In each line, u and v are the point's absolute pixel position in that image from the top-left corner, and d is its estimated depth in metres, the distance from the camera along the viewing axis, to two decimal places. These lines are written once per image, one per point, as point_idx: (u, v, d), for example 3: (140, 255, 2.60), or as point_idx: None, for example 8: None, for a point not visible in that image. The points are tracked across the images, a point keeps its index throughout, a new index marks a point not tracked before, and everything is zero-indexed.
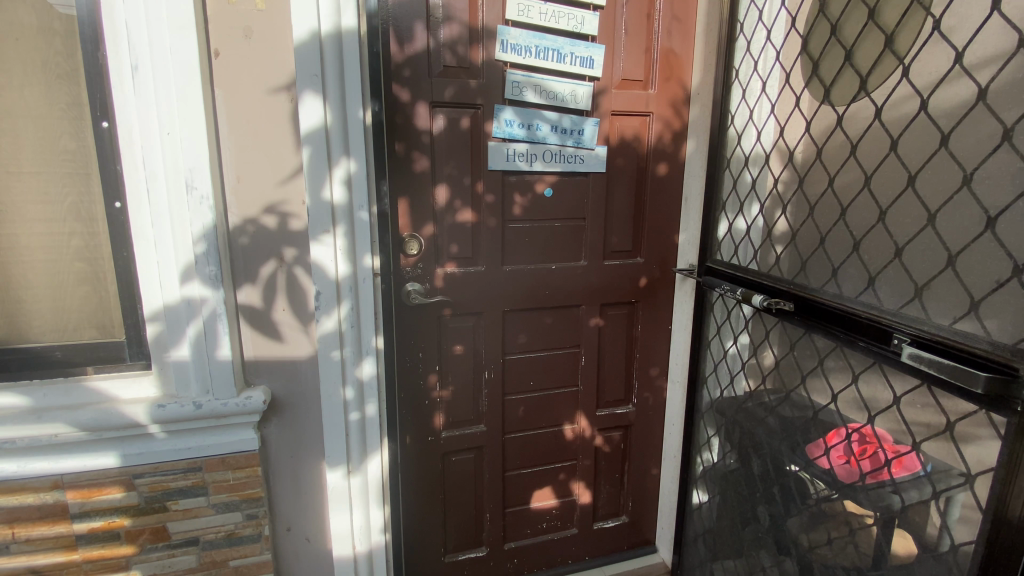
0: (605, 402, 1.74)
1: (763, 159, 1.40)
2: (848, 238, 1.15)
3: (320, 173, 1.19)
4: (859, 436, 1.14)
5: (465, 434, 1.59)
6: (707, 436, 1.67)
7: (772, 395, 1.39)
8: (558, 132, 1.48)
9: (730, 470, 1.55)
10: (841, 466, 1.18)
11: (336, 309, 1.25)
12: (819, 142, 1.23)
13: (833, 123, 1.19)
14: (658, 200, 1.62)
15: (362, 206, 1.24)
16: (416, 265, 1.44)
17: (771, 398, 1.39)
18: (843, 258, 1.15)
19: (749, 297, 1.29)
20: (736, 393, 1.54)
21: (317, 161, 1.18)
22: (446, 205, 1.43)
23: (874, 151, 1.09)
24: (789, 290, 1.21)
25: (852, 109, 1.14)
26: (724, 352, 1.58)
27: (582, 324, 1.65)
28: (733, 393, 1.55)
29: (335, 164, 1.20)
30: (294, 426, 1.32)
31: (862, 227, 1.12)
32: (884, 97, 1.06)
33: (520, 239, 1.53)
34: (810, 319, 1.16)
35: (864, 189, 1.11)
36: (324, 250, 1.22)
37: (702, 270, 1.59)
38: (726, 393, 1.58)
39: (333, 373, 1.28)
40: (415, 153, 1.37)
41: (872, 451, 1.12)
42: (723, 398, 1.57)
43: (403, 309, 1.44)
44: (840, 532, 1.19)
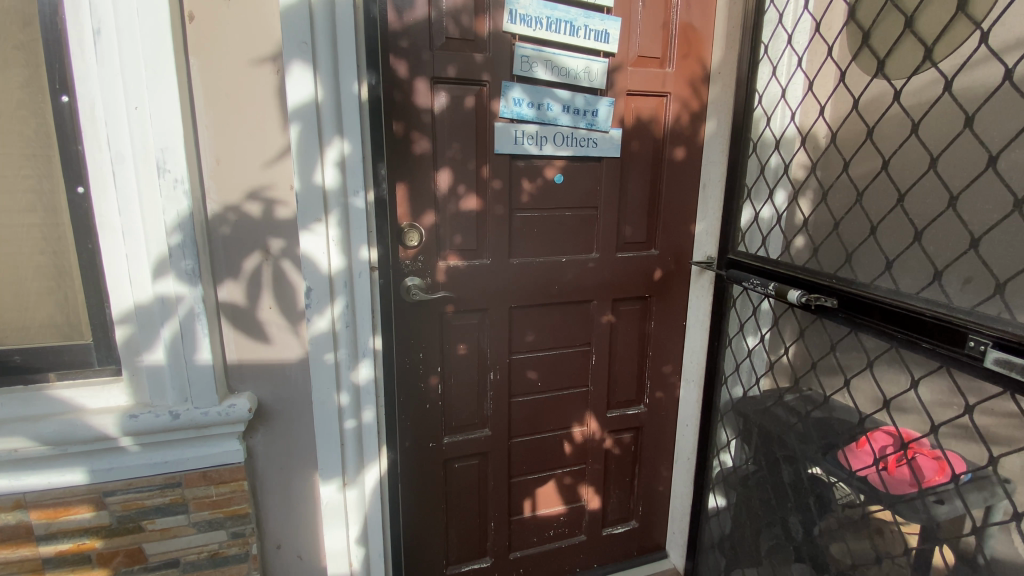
0: (616, 403, 1.64)
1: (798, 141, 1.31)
2: (908, 227, 1.07)
3: (307, 156, 1.05)
4: (896, 439, 1.12)
5: (469, 439, 1.48)
6: (725, 438, 1.58)
7: (808, 401, 1.33)
8: (571, 113, 1.36)
9: (753, 477, 1.46)
10: (879, 474, 1.14)
11: (328, 307, 1.12)
12: (870, 121, 1.14)
13: (887, 96, 1.10)
14: (675, 187, 1.51)
15: (356, 191, 1.10)
16: (416, 258, 1.31)
17: (806, 405, 1.32)
18: (901, 250, 1.07)
19: (783, 296, 1.18)
20: (760, 393, 1.46)
21: (304, 142, 1.05)
22: (449, 191, 1.31)
23: (943, 129, 1.02)
24: (832, 285, 1.11)
25: (917, 82, 1.05)
26: (748, 350, 1.50)
27: (593, 320, 1.54)
28: (757, 393, 1.48)
29: (327, 144, 1.06)
30: (282, 435, 1.19)
31: (926, 215, 1.04)
32: (957, 66, 0.98)
33: (528, 229, 1.41)
34: (859, 316, 1.06)
35: (929, 171, 1.03)
36: (314, 239, 1.08)
37: (723, 264, 1.48)
38: (750, 393, 1.50)
39: (326, 378, 1.15)
40: (415, 134, 1.24)
41: (912, 456, 1.09)
42: (745, 401, 1.47)
43: (400, 306, 1.32)
44: (896, 551, 1.11)
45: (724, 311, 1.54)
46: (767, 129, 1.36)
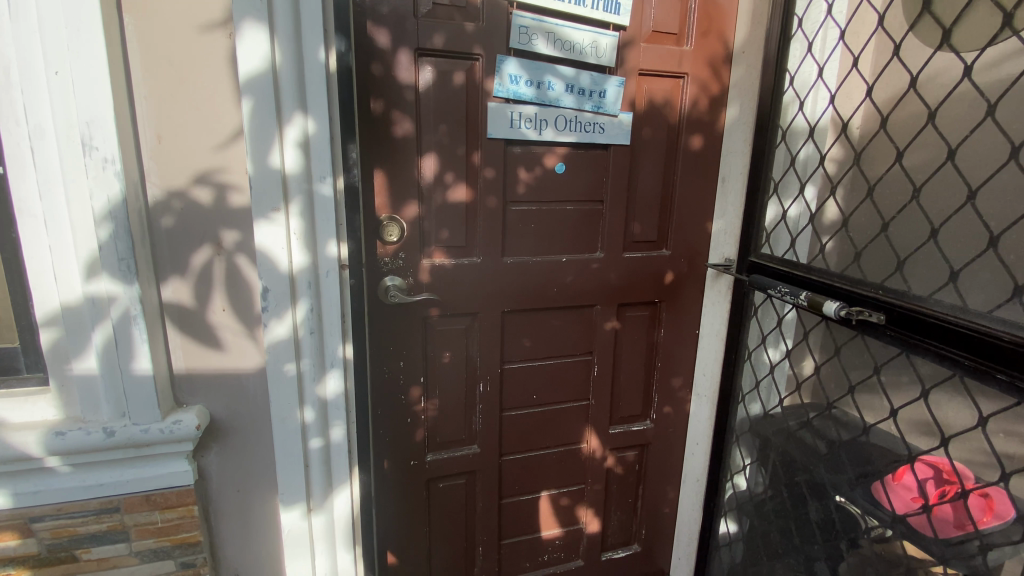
0: (620, 418, 1.49)
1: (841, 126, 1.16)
2: (982, 231, 0.91)
3: (260, 133, 0.90)
4: (935, 472, 0.98)
5: (455, 457, 1.33)
6: (741, 462, 1.43)
7: (838, 428, 1.17)
8: (575, 93, 1.20)
9: (775, 509, 1.33)
10: (916, 511, 1.00)
11: (290, 310, 0.97)
12: (932, 104, 0.98)
13: (955, 73, 0.94)
14: (689, 180, 1.36)
15: (323, 176, 0.95)
16: (396, 255, 1.16)
17: (835, 433, 1.17)
18: (973, 257, 0.92)
19: (820, 307, 1.04)
20: (780, 411, 1.31)
21: (256, 116, 0.89)
22: (434, 179, 1.16)
23: None
24: (881, 299, 0.97)
25: (994, 54, 0.89)
26: (770, 365, 1.35)
27: (596, 327, 1.38)
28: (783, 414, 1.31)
29: (286, 122, 0.91)
30: (239, 454, 1.05)
31: (1006, 215, 0.88)
32: None
33: (524, 224, 1.26)
34: (915, 336, 0.92)
35: (1010, 162, 0.87)
36: (270, 231, 0.93)
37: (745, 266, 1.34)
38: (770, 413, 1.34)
39: (286, 392, 1.00)
40: (396, 113, 1.09)
41: (954, 493, 0.94)
42: (766, 424, 1.34)
43: (377, 308, 1.17)
44: None
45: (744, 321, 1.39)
46: (797, 117, 1.24)
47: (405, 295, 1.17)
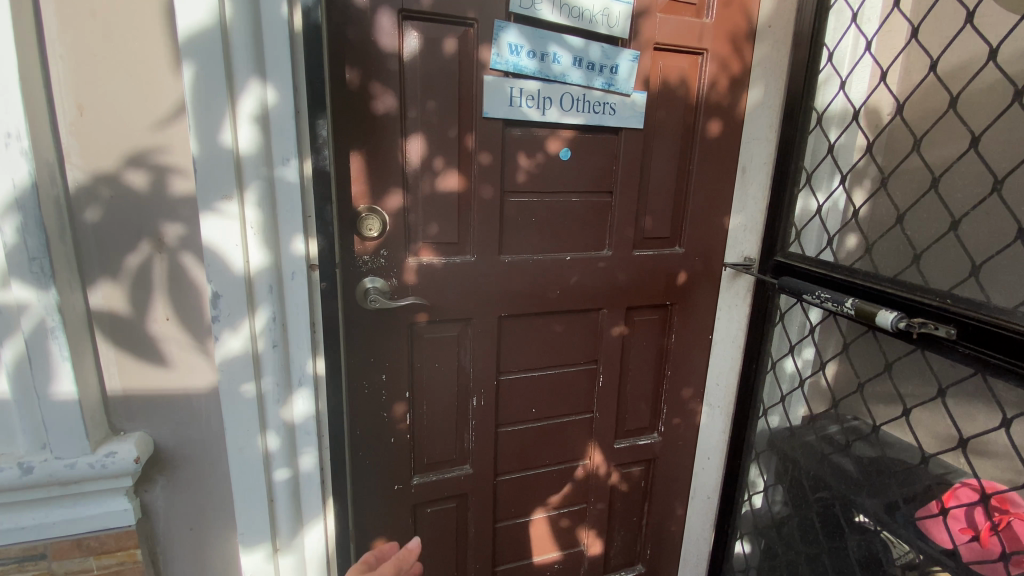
0: (626, 431, 1.36)
1: (893, 109, 1.03)
2: None
3: (205, 104, 0.73)
4: (982, 500, 0.90)
5: (445, 480, 1.18)
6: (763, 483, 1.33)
7: (880, 454, 1.06)
8: (584, 67, 1.04)
9: (803, 538, 1.23)
10: (968, 545, 0.91)
11: (246, 320, 0.81)
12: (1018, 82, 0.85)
13: None
14: (706, 170, 1.22)
15: (287, 159, 0.79)
16: (377, 253, 1.00)
17: (876, 459, 1.07)
18: None
19: (871, 318, 0.92)
20: (812, 425, 1.21)
21: (198, 83, 0.73)
22: (421, 164, 1.00)
23: None
24: (954, 312, 0.85)
25: None
26: (800, 375, 1.23)
27: (602, 333, 1.24)
28: (817, 431, 1.20)
29: (240, 93, 0.75)
30: (190, 487, 0.89)
31: None
32: None
33: (523, 218, 1.11)
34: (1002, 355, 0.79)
35: None
36: (220, 224, 0.77)
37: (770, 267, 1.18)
38: (802, 428, 1.24)
39: (245, 416, 0.85)
40: (376, 87, 0.93)
41: (1010, 522, 0.86)
42: (795, 445, 1.24)
43: (355, 314, 1.01)
44: None
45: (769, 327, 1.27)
46: (835, 99, 1.12)
47: (388, 300, 1.01)
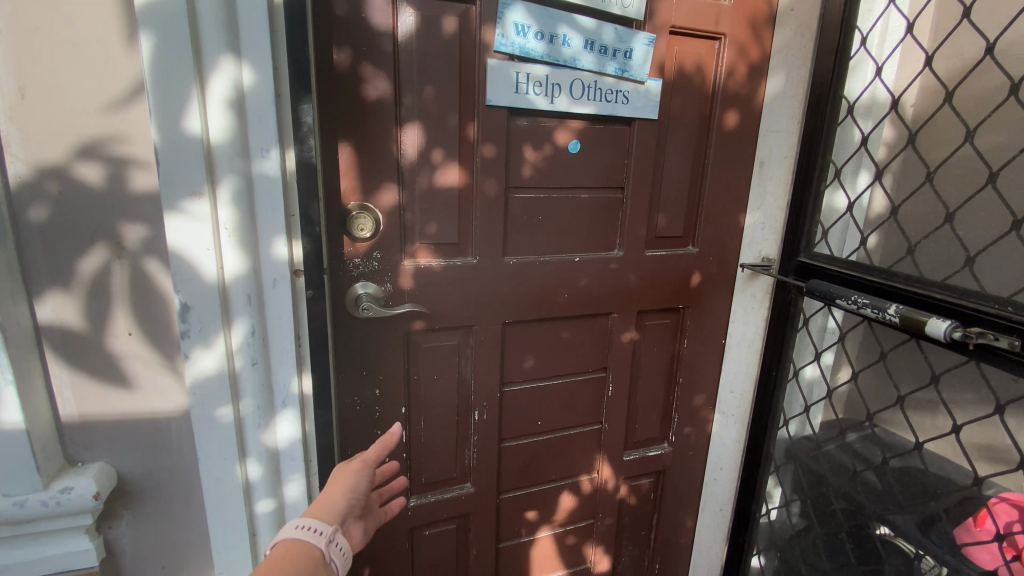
0: (635, 442, 1.28)
1: (941, 94, 0.92)
2: None
3: (167, 86, 0.63)
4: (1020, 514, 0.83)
5: (444, 500, 1.09)
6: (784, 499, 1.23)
7: (920, 472, 0.97)
8: (596, 51, 0.95)
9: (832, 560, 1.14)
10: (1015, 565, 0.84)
11: (219, 335, 0.71)
12: None
13: None
14: (722, 164, 1.14)
15: (266, 150, 0.68)
16: (369, 255, 0.90)
17: (914, 476, 0.98)
18: None
19: (920, 327, 0.82)
20: (839, 441, 1.10)
21: (159, 61, 0.62)
22: (418, 157, 0.90)
23: None
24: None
25: None
26: (827, 387, 1.12)
27: (612, 339, 1.16)
28: (846, 445, 1.10)
29: (210, 73, 0.64)
30: (160, 522, 0.79)
31: None
32: None
33: (529, 216, 1.02)
34: None
35: None
36: (187, 225, 0.66)
37: (794, 269, 1.10)
38: (827, 444, 1.13)
39: (221, 443, 0.75)
40: (367, 70, 0.82)
41: None
42: (822, 462, 1.14)
43: (346, 323, 0.92)
44: None
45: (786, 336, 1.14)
46: (871, 85, 1.01)
47: (382, 308, 0.92)
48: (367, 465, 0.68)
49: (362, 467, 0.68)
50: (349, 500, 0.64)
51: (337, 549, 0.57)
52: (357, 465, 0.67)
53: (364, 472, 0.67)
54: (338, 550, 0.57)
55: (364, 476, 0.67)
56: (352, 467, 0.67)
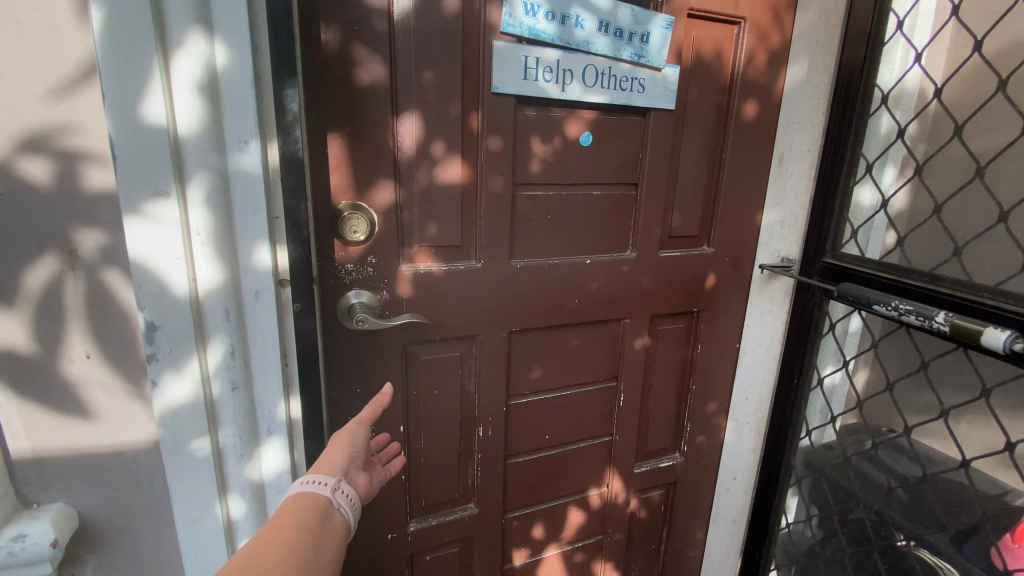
0: (647, 453, 1.21)
1: (994, 77, 0.81)
2: None
3: (124, 67, 0.53)
4: None
5: (446, 522, 1.01)
6: (807, 512, 1.16)
7: (964, 489, 0.89)
8: (611, 34, 0.87)
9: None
10: None
11: (193, 357, 0.61)
12: None
13: None
14: (740, 158, 1.07)
15: (245, 142, 0.59)
16: (363, 260, 0.81)
17: (958, 494, 0.90)
18: None
19: (975, 338, 0.76)
20: (870, 452, 1.02)
21: (114, 36, 0.52)
22: (417, 151, 0.81)
23: None
24: None
25: None
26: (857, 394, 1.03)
27: (624, 346, 1.08)
28: (877, 459, 1.01)
29: (176, 50, 0.54)
30: (130, 567, 0.70)
31: None
32: None
33: (537, 216, 0.93)
34: None
35: None
36: (152, 231, 0.57)
37: (822, 271, 1.03)
38: (856, 456, 1.05)
39: (198, 478, 0.66)
40: (360, 52, 0.73)
41: None
42: (851, 475, 1.06)
43: (338, 336, 0.82)
44: None
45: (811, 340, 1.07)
46: (910, 71, 0.91)
47: (374, 320, 0.81)
48: (364, 425, 0.67)
49: (358, 427, 0.67)
50: (347, 455, 0.63)
51: (343, 497, 0.56)
52: (352, 425, 0.67)
53: (361, 429, 0.66)
54: (344, 497, 0.56)
55: (362, 433, 0.66)
56: (348, 425, 0.66)
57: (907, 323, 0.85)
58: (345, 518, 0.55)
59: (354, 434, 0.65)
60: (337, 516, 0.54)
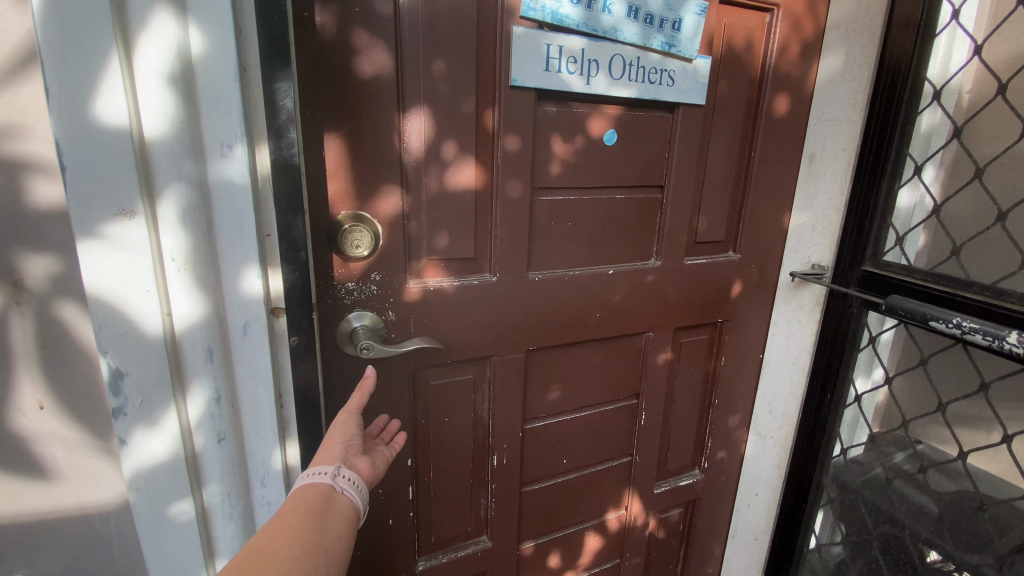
0: (666, 472, 1.14)
1: None
2: None
3: (72, 55, 0.42)
4: None
5: (458, 559, 0.92)
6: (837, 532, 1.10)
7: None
8: (641, 20, 0.78)
9: None
10: None
11: (171, 408, 0.51)
12: None
13: None
14: (770, 157, 0.99)
15: (230, 145, 0.49)
16: (366, 277, 0.71)
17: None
18: None
19: None
20: (920, 476, 0.95)
21: (57, 15, 0.41)
22: (425, 153, 0.71)
23: None
24: None
25: None
26: (899, 410, 0.97)
27: (646, 361, 1.00)
28: (928, 483, 0.94)
29: (138, 34, 0.44)
30: None
31: None
32: None
33: (556, 223, 0.84)
34: None
35: None
36: (112, 259, 0.46)
37: (861, 279, 0.96)
38: (902, 478, 0.98)
39: (181, 542, 0.56)
40: (362, 39, 0.63)
41: None
42: (895, 501, 0.99)
43: (339, 363, 0.73)
44: None
45: (845, 352, 1.01)
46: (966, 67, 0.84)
47: (383, 348, 0.71)
48: (357, 412, 0.61)
49: (351, 417, 0.60)
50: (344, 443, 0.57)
51: (346, 480, 0.53)
52: (344, 415, 0.60)
53: (354, 419, 0.60)
54: (347, 479, 0.53)
55: (355, 423, 0.60)
56: (339, 417, 0.60)
57: (969, 342, 0.78)
58: (351, 499, 0.53)
59: (346, 424, 0.59)
60: (342, 500, 0.52)
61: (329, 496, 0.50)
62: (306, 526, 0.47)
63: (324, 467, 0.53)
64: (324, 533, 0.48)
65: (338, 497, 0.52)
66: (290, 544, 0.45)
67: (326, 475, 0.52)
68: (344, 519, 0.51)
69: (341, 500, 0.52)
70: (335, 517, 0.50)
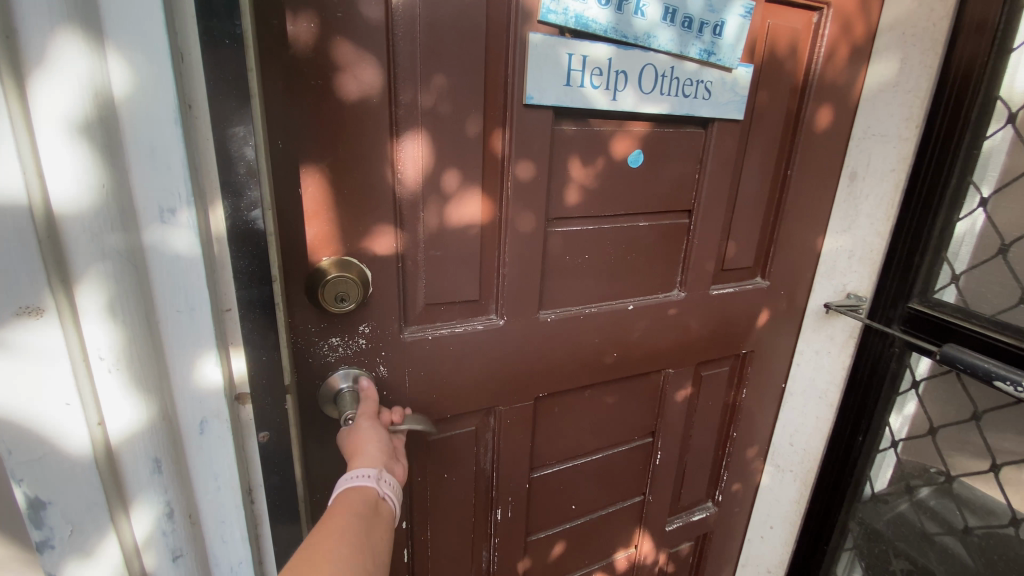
0: (679, 508, 1.06)
1: None
2: None
3: None
4: None
5: None
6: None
7: None
8: (678, 24, 0.66)
9: None
10: None
11: (108, 533, 0.45)
12: None
13: None
14: (808, 176, 0.88)
15: (174, 208, 0.42)
16: (354, 328, 0.61)
17: None
18: None
19: None
20: (966, 534, 0.89)
21: None
22: (424, 184, 0.60)
23: None
24: None
25: None
26: (946, 460, 0.90)
27: (664, 399, 0.92)
28: (973, 543, 0.88)
29: (36, 82, 0.35)
30: None
31: None
32: None
33: (572, 257, 0.74)
34: None
35: None
36: (15, 370, 0.38)
37: (904, 318, 0.88)
38: (944, 534, 0.92)
39: None
40: (346, 54, 0.51)
41: None
42: (932, 556, 0.93)
43: (323, 424, 0.63)
44: None
45: (881, 391, 0.93)
46: None
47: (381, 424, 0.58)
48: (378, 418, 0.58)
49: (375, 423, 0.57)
50: (381, 446, 0.54)
51: (390, 485, 0.51)
52: (367, 421, 0.57)
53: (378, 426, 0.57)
54: (391, 484, 0.50)
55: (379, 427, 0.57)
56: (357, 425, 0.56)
57: None
58: (394, 506, 0.50)
59: (367, 430, 0.55)
60: (385, 507, 0.49)
61: (376, 503, 0.48)
62: (356, 527, 0.45)
63: (367, 471, 0.50)
64: (375, 537, 0.45)
65: (382, 504, 0.49)
66: (342, 544, 0.42)
67: (371, 480, 0.49)
68: (387, 524, 0.48)
69: (385, 506, 0.49)
70: (381, 524, 0.47)
